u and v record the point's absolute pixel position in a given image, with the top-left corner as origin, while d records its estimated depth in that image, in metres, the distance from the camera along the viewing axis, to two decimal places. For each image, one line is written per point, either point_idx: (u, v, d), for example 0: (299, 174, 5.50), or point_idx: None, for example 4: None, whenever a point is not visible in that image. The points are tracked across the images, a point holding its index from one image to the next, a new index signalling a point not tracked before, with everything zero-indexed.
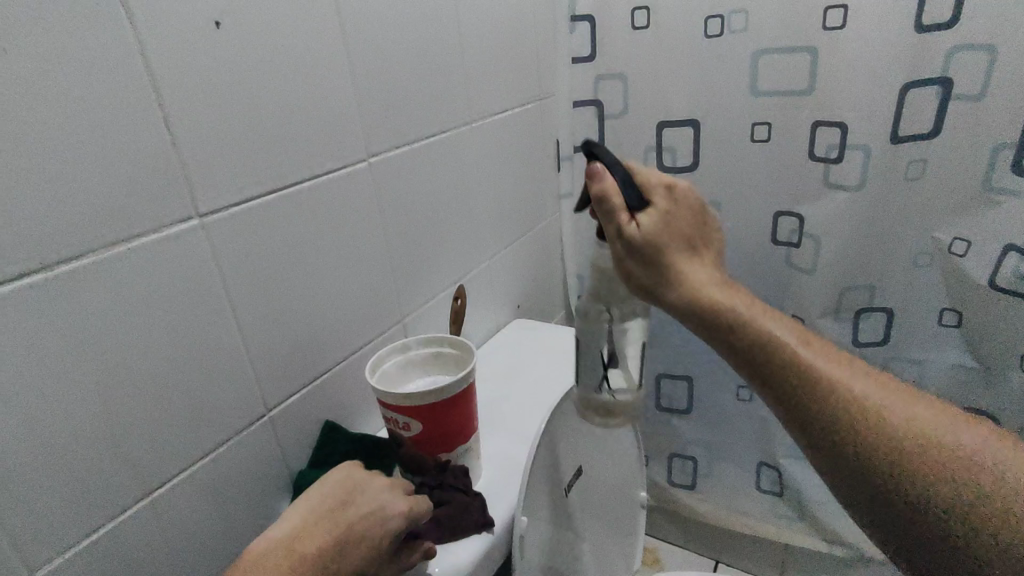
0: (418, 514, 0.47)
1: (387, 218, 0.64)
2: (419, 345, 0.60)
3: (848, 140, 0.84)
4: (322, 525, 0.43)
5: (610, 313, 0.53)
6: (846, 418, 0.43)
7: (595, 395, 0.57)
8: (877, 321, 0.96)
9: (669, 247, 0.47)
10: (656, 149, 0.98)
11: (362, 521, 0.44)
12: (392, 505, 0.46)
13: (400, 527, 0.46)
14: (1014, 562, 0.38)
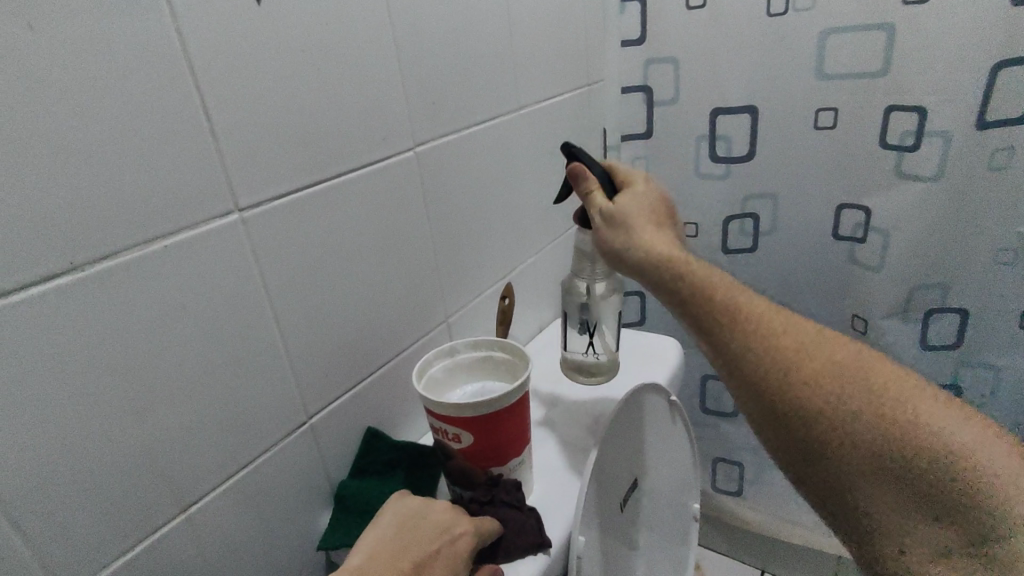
0: (487, 531, 0.47)
1: (432, 212, 0.60)
2: (467, 348, 0.55)
3: (927, 125, 0.77)
4: (395, 542, 0.44)
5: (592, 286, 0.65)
6: (787, 377, 0.45)
7: (581, 356, 0.69)
8: (949, 323, 0.89)
9: (638, 219, 0.53)
10: (709, 137, 0.92)
11: (432, 536, 0.45)
12: (455, 526, 0.46)
13: (471, 541, 0.45)
14: (941, 502, 0.41)
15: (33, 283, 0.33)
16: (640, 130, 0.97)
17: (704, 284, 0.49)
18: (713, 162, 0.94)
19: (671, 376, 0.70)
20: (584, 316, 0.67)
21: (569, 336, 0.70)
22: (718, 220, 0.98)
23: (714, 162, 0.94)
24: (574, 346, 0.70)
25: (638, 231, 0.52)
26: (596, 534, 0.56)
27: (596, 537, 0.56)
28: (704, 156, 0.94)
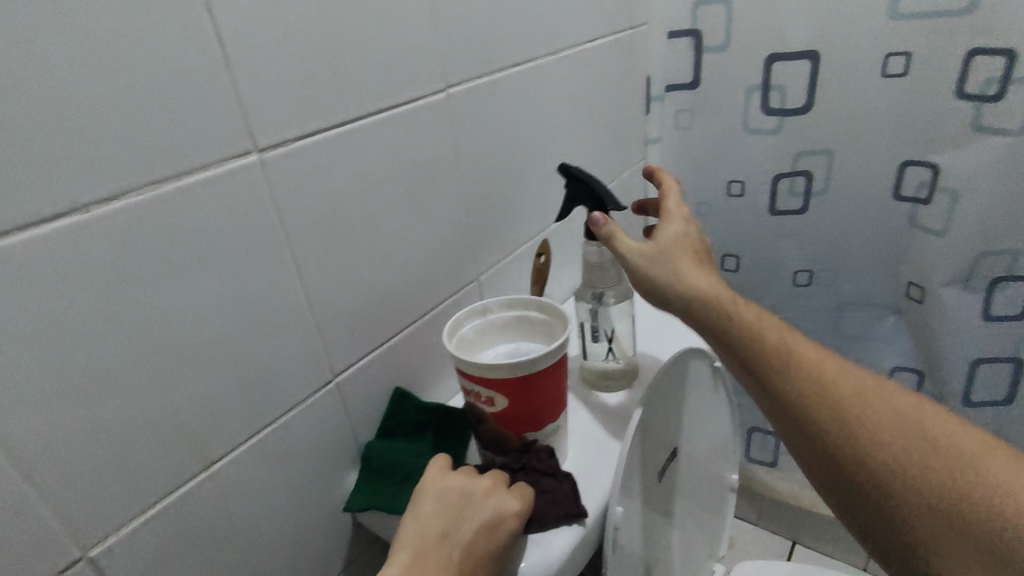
0: (530, 507, 0.44)
1: (464, 162, 0.56)
2: (502, 308, 0.52)
3: (1015, 71, 0.69)
4: (438, 547, 0.40)
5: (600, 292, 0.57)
6: (813, 386, 0.49)
7: (601, 364, 0.60)
8: (1017, 292, 0.82)
9: (681, 256, 0.51)
10: (762, 87, 0.85)
11: (479, 533, 0.41)
12: (503, 513, 0.42)
13: (518, 526, 0.43)
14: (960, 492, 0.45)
15: (37, 223, 0.31)
16: (686, 81, 0.90)
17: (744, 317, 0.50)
18: (765, 115, 0.87)
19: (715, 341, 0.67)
20: (593, 325, 0.58)
21: (586, 342, 0.60)
22: (768, 178, 0.92)
23: (766, 116, 0.87)
24: (592, 355, 0.60)
25: (683, 270, 0.50)
26: (634, 505, 0.53)
27: (633, 509, 0.53)
28: (756, 108, 0.87)
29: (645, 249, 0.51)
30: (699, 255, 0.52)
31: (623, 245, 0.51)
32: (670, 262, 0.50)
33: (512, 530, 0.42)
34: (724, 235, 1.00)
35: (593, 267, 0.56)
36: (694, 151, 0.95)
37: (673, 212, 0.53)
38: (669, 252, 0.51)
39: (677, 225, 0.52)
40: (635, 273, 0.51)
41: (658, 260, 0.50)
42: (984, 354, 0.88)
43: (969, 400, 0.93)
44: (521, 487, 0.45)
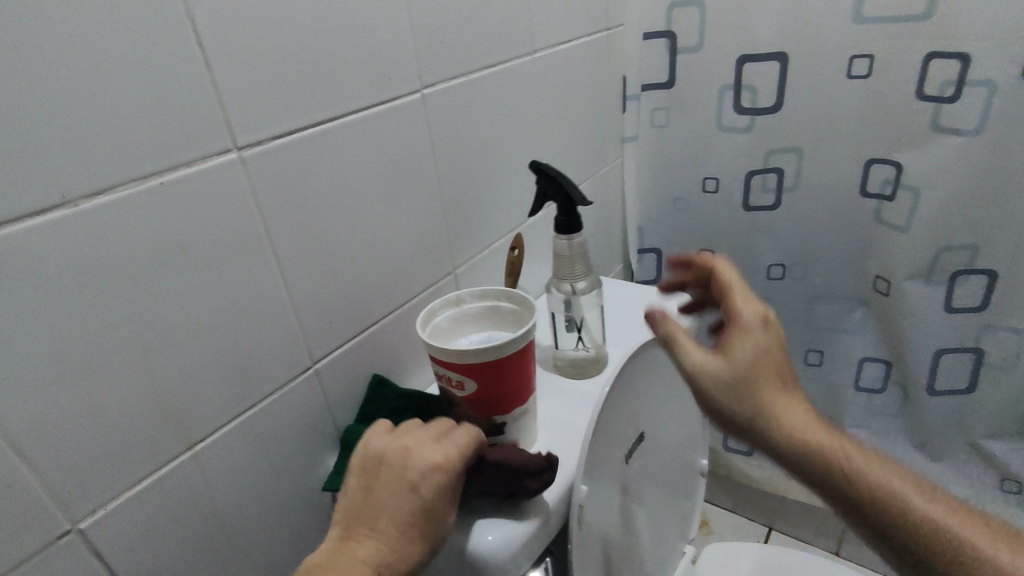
0: (455, 464, 0.44)
1: (440, 159, 0.59)
2: (475, 299, 0.55)
3: (969, 74, 0.72)
4: (361, 512, 0.43)
5: (570, 284, 0.60)
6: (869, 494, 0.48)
7: (572, 352, 0.63)
8: (976, 284, 0.86)
9: (751, 379, 0.50)
10: (734, 88, 0.87)
11: (396, 496, 0.43)
12: (421, 474, 0.43)
13: (439, 485, 0.43)
14: None
15: (27, 216, 0.33)
16: (661, 80, 0.91)
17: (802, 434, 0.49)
18: (737, 113, 0.89)
19: None
20: (566, 315, 0.61)
21: (557, 331, 0.62)
22: (741, 175, 0.94)
23: (739, 115, 0.89)
24: (564, 343, 0.63)
25: (754, 395, 0.49)
26: (602, 485, 0.56)
27: (601, 488, 0.56)
28: (728, 107, 0.89)
29: (720, 376, 0.49)
30: (778, 371, 0.50)
31: (695, 372, 0.50)
32: (742, 388, 0.49)
33: (431, 490, 0.43)
34: (700, 232, 1.02)
35: (562, 261, 0.59)
36: (670, 149, 0.97)
37: (743, 322, 0.51)
38: (746, 378, 0.49)
39: (753, 341, 0.50)
40: (712, 401, 0.50)
41: (737, 390, 0.49)
42: (946, 345, 0.91)
43: (932, 389, 0.96)
44: (446, 441, 0.45)
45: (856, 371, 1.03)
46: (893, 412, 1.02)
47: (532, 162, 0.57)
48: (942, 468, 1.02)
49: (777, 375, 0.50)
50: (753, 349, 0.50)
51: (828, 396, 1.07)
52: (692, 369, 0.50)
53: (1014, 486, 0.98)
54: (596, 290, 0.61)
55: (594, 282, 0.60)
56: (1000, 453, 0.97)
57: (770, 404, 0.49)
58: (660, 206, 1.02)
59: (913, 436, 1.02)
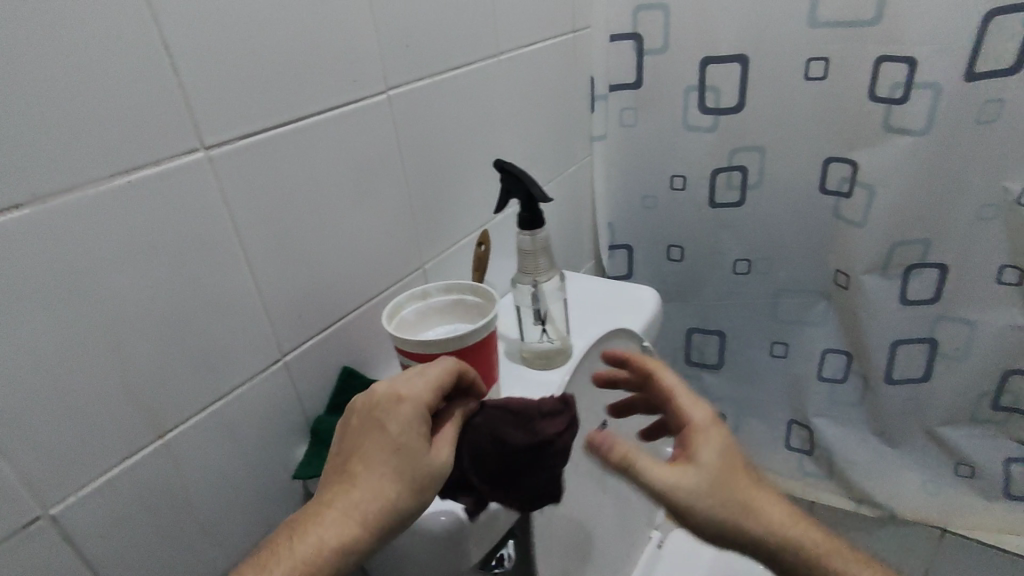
0: (417, 398, 0.45)
1: (407, 158, 0.61)
2: (440, 292, 0.57)
3: (916, 76, 0.75)
4: (341, 459, 0.46)
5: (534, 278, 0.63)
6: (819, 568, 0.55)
7: (535, 343, 0.64)
8: (929, 279, 0.89)
9: (728, 494, 0.52)
10: (698, 88, 0.90)
11: (367, 438, 0.45)
12: (386, 413, 0.45)
13: (403, 421, 0.44)
14: None
15: None
16: (630, 81, 0.93)
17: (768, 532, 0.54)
18: (702, 113, 0.91)
19: (647, 323, 0.72)
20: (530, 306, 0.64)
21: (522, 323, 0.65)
22: (706, 173, 0.96)
23: (703, 114, 0.92)
24: (528, 335, 0.65)
25: (732, 511, 0.52)
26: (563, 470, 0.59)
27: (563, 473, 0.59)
28: (693, 107, 0.91)
29: (698, 492, 0.51)
30: (739, 466, 0.54)
31: (677, 492, 0.51)
32: (721, 510, 0.51)
33: (398, 424, 0.44)
34: (668, 229, 1.04)
35: (526, 257, 0.62)
36: (639, 148, 0.98)
37: (712, 440, 0.53)
38: (721, 482, 0.52)
39: (715, 444, 0.53)
40: (693, 517, 0.51)
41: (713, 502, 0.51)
42: (901, 336, 0.95)
43: (891, 378, 0.99)
44: (416, 376, 0.46)
45: (820, 362, 1.04)
46: (855, 402, 1.05)
47: (496, 161, 0.60)
48: (900, 455, 1.05)
49: (744, 482, 0.54)
50: (723, 467, 0.52)
51: (792, 388, 1.10)
52: (676, 490, 0.50)
53: (967, 470, 1.01)
54: (558, 283, 0.64)
55: (557, 276, 0.64)
56: (954, 438, 1.00)
57: (740, 505, 0.52)
58: (630, 204, 1.04)
59: (873, 425, 1.05)
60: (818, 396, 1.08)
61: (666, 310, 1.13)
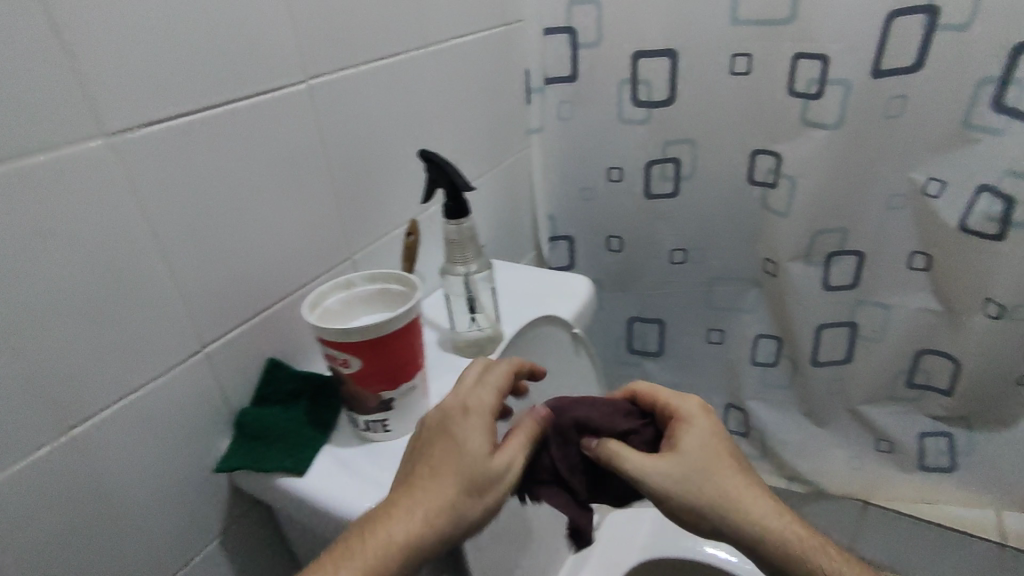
0: (479, 405, 0.49)
1: (332, 149, 0.61)
2: (365, 282, 0.58)
3: (829, 73, 0.79)
4: (408, 464, 0.48)
5: (463, 267, 0.64)
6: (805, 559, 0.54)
7: (466, 333, 0.66)
8: (847, 265, 0.94)
9: (709, 477, 0.52)
10: (631, 82, 0.91)
11: (439, 442, 0.47)
12: (461, 417, 0.48)
13: (474, 429, 0.47)
14: None
15: None
16: (565, 74, 0.94)
17: (753, 517, 0.53)
18: (635, 107, 0.93)
19: (577, 310, 0.74)
20: (458, 295, 0.66)
21: (453, 314, 0.67)
22: (640, 165, 0.98)
23: (636, 107, 0.93)
24: (460, 326, 0.67)
25: (711, 491, 0.52)
26: None
27: None
28: (627, 99, 0.93)
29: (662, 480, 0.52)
30: (726, 457, 0.54)
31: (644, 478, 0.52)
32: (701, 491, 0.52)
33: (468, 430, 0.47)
34: (606, 220, 1.05)
35: (454, 246, 0.63)
36: (576, 140, 0.99)
37: (691, 428, 0.54)
38: (699, 472, 0.52)
39: (701, 433, 0.53)
40: (674, 504, 0.52)
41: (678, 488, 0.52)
42: (825, 321, 0.99)
43: (817, 360, 1.03)
44: (483, 385, 0.50)
45: (752, 346, 1.08)
46: (785, 385, 1.10)
47: (421, 151, 0.61)
48: (827, 433, 1.11)
49: (730, 463, 0.54)
50: (702, 451, 0.53)
51: (727, 372, 1.14)
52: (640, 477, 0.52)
53: (886, 445, 1.07)
54: (488, 272, 0.66)
55: (486, 265, 0.65)
56: (874, 415, 1.06)
57: (725, 492, 0.52)
58: (569, 196, 1.05)
59: (803, 405, 1.10)
60: (751, 380, 1.12)
61: (607, 300, 1.14)
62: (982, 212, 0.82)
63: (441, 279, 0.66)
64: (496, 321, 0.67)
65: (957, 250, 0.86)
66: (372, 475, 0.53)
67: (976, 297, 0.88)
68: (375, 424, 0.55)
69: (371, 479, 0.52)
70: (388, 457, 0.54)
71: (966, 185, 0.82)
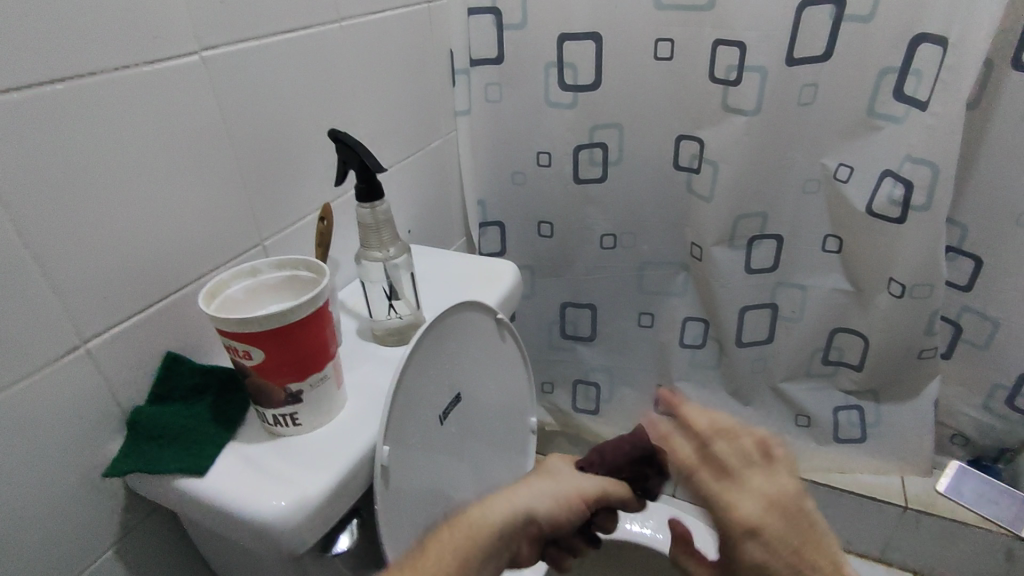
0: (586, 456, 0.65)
1: (233, 128, 0.57)
2: (272, 269, 0.55)
3: (746, 59, 0.81)
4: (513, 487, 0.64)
5: (381, 252, 0.61)
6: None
7: (383, 321, 0.64)
8: (768, 248, 0.97)
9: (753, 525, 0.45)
10: (557, 65, 0.90)
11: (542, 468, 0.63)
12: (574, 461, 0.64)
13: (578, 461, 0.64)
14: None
15: None
16: (491, 56, 0.92)
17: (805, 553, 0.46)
18: (562, 90, 0.92)
19: (501, 296, 0.74)
20: (374, 284, 0.63)
21: (369, 301, 0.65)
22: (569, 149, 0.97)
23: (563, 91, 0.92)
24: (377, 313, 0.65)
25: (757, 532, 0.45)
26: (409, 443, 0.58)
27: (409, 446, 0.59)
28: (554, 83, 0.92)
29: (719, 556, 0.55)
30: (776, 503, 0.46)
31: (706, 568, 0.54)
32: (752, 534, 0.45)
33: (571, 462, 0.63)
34: (536, 205, 1.04)
35: (368, 231, 0.60)
36: (503, 124, 0.97)
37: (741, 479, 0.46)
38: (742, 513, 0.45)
39: (747, 484, 0.46)
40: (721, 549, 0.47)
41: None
42: (748, 302, 1.02)
43: (740, 342, 1.06)
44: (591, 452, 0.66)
45: (681, 329, 1.10)
46: (712, 366, 1.13)
47: (331, 130, 0.58)
48: (750, 411, 1.14)
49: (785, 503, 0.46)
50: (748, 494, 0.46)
51: (657, 354, 1.15)
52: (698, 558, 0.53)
53: (805, 420, 1.12)
54: (408, 258, 0.64)
55: (404, 251, 0.63)
56: (793, 392, 1.10)
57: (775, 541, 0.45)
58: (499, 180, 1.03)
59: (728, 385, 1.13)
60: (679, 362, 1.14)
61: (539, 284, 1.14)
62: (886, 197, 0.86)
63: (356, 266, 0.63)
64: (417, 307, 0.65)
65: (865, 233, 0.91)
66: (280, 471, 0.50)
67: (882, 277, 0.93)
68: (284, 418, 0.52)
69: (278, 475, 0.49)
70: (298, 451, 0.52)
71: (872, 171, 0.86)
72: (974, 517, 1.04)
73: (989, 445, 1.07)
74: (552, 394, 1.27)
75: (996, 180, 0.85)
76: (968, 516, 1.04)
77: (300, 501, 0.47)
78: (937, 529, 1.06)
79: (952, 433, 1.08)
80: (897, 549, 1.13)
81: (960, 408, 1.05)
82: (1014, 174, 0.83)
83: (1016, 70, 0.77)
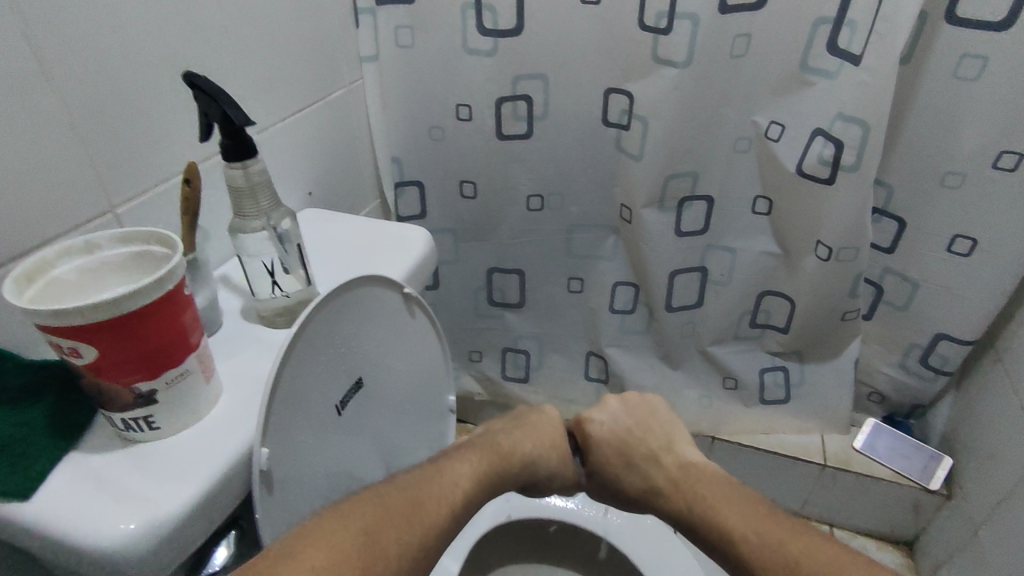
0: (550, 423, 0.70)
1: (50, 66, 0.46)
2: (114, 245, 0.45)
3: (678, 5, 0.74)
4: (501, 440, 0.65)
5: (261, 221, 0.52)
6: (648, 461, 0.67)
7: (267, 299, 0.56)
8: (697, 210, 0.93)
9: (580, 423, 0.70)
10: (474, 6, 0.81)
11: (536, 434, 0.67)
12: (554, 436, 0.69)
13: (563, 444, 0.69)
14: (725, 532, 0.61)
15: None
16: None
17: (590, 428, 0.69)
18: (481, 36, 0.83)
19: (409, 267, 0.66)
20: (253, 257, 0.55)
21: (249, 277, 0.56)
22: (491, 102, 0.89)
23: (482, 37, 0.83)
24: (259, 291, 0.57)
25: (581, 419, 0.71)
26: (293, 441, 0.51)
27: (293, 445, 0.51)
28: (471, 27, 0.82)
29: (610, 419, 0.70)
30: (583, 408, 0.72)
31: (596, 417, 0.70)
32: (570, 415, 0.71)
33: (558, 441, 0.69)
34: (457, 163, 0.96)
35: (241, 196, 0.51)
36: (417, 72, 0.87)
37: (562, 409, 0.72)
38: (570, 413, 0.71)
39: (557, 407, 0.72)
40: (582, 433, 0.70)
41: (624, 437, 0.69)
42: (677, 266, 0.99)
43: (670, 306, 1.03)
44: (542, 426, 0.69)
45: (611, 295, 1.06)
46: (641, 330, 1.10)
47: (186, 73, 0.47)
48: (679, 375, 1.14)
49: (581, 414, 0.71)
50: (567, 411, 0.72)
51: (588, 320, 1.12)
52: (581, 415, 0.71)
53: (732, 382, 1.12)
54: (293, 227, 0.55)
55: (289, 219, 0.54)
56: (721, 356, 1.09)
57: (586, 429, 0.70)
58: (415, 136, 0.93)
59: (658, 350, 1.11)
60: (609, 329, 1.11)
61: (463, 249, 1.06)
62: (816, 156, 0.83)
63: (231, 237, 0.54)
64: (308, 282, 0.57)
65: (793, 193, 0.88)
66: (130, 486, 0.42)
67: (809, 240, 0.91)
68: (136, 423, 0.44)
69: (126, 491, 0.42)
70: (155, 459, 0.44)
71: (803, 130, 0.82)
72: (888, 472, 1.08)
73: (903, 402, 1.10)
74: (480, 362, 1.22)
75: (923, 142, 0.83)
76: (884, 473, 1.08)
77: (152, 524, 0.40)
78: (852, 483, 1.10)
79: (869, 391, 1.11)
80: (814, 503, 1.17)
81: (878, 367, 1.07)
82: (942, 135, 0.82)
83: (949, 24, 0.74)
